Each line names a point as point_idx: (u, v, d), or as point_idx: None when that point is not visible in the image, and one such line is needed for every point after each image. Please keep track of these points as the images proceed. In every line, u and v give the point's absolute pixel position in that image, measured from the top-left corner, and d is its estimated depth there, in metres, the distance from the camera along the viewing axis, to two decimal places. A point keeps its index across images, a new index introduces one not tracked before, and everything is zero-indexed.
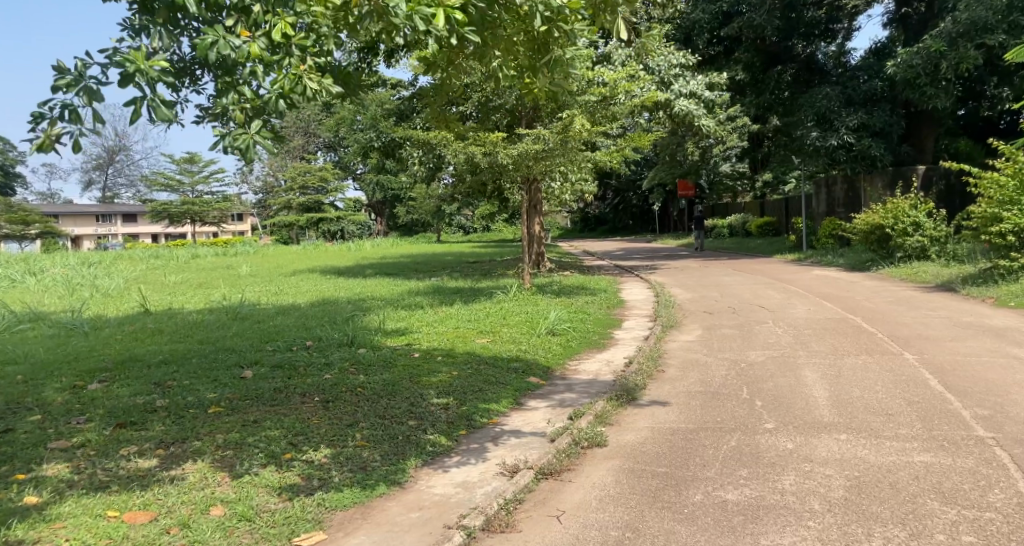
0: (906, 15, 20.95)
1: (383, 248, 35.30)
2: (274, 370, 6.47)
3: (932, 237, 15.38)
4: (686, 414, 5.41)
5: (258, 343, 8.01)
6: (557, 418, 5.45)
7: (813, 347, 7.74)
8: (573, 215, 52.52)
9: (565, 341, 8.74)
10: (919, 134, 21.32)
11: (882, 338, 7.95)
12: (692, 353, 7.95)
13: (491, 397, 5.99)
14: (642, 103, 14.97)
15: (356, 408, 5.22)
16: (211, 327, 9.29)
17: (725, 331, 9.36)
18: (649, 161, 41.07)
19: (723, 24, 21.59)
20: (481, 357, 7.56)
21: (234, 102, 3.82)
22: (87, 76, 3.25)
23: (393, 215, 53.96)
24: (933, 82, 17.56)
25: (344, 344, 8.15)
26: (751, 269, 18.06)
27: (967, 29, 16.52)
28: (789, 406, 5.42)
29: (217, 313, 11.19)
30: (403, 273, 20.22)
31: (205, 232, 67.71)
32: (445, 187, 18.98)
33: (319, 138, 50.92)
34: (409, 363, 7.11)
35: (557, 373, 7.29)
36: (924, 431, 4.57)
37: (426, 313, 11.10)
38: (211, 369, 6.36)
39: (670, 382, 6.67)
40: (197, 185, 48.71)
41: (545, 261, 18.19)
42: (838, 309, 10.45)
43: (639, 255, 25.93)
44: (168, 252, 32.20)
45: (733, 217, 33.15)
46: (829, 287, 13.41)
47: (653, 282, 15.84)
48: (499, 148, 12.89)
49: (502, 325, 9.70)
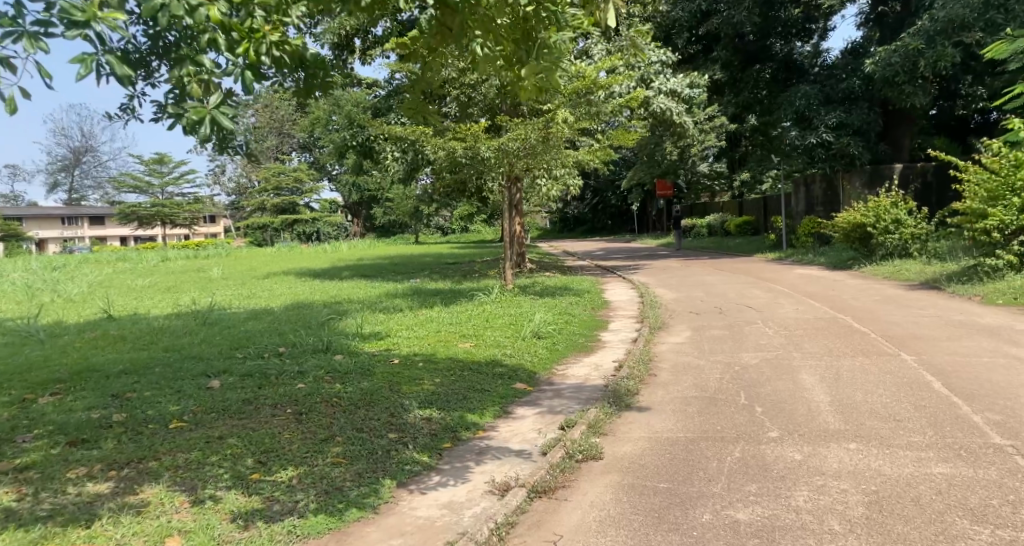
0: (882, 14, 20.99)
1: (359, 249, 34.78)
2: (244, 379, 6.09)
3: (913, 235, 15.29)
4: (684, 423, 5.14)
5: (227, 351, 7.61)
6: (546, 429, 5.15)
7: (807, 348, 7.50)
8: (552, 216, 52.30)
9: (551, 344, 8.42)
10: (896, 133, 21.33)
11: (876, 338, 7.73)
12: (683, 356, 7.69)
13: (476, 408, 5.66)
14: (622, 97, 14.69)
15: (332, 421, 4.87)
16: (177, 334, 8.85)
17: (714, 332, 9.11)
18: (627, 161, 40.98)
19: (702, 23, 21.40)
20: (465, 362, 7.23)
21: (189, 73, 3.35)
22: (20, 23, 2.84)
23: (370, 216, 53.42)
24: (911, 80, 17.51)
25: (318, 351, 7.79)
26: (733, 268, 17.90)
27: (945, 27, 16.47)
28: (791, 412, 5.15)
29: (183, 318, 10.75)
30: (380, 274, 19.80)
31: (175, 234, 66.48)
32: (424, 187, 18.62)
33: (293, 138, 50.23)
34: (389, 370, 6.77)
35: (544, 378, 6.98)
36: (937, 439, 4.32)
37: (404, 316, 10.73)
38: (175, 379, 5.97)
39: (663, 386, 6.40)
40: (167, 186, 47.80)
41: (526, 261, 17.91)
42: (826, 308, 10.24)
43: (620, 254, 25.72)
44: (138, 255, 31.46)
45: (712, 216, 33.14)
46: (814, 286, 13.22)
47: (636, 281, 15.58)
48: (481, 143, 12.59)
49: (484, 328, 9.36)
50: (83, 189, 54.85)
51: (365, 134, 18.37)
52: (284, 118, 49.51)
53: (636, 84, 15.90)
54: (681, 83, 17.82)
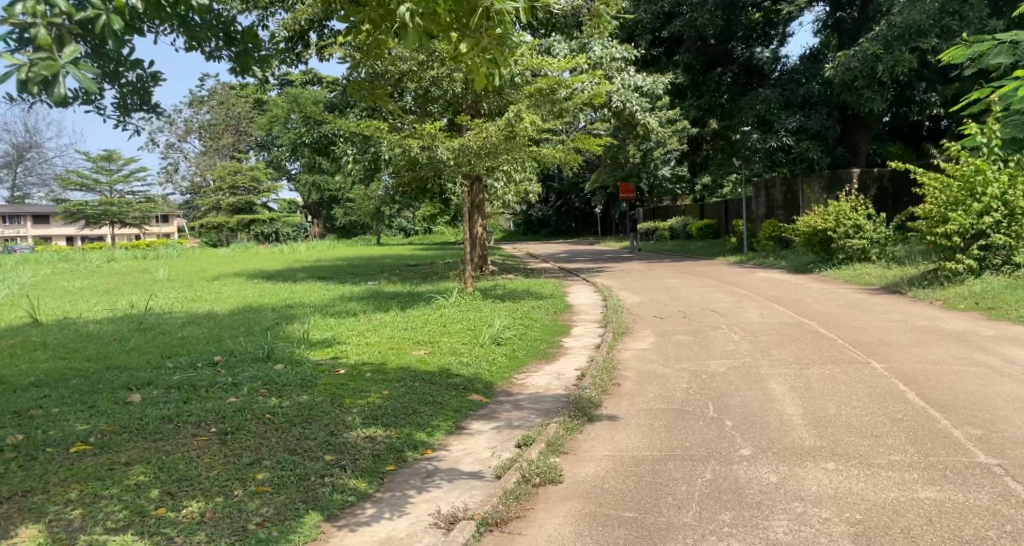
0: (840, 20, 20.99)
1: (317, 250, 34.06)
2: (167, 393, 6.10)
3: (873, 239, 15.17)
4: (649, 439, 4.80)
5: (156, 360, 7.61)
6: (501, 448, 4.84)
7: (775, 355, 7.23)
8: (515, 218, 51.98)
9: (511, 351, 8.02)
10: (852, 138, 21.39)
11: (844, 344, 7.47)
12: (647, 364, 7.37)
13: (423, 425, 5.28)
14: (585, 95, 14.30)
15: (259, 443, 4.67)
16: (109, 346, 8.35)
17: (678, 338, 8.80)
18: (591, 164, 40.93)
19: (665, 25, 21.29)
20: (417, 372, 6.80)
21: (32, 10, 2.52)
22: None
23: (329, 217, 52.53)
24: (869, 85, 17.48)
25: (260, 361, 7.36)
26: (696, 271, 17.74)
27: (902, 33, 16.38)
28: (763, 426, 4.84)
29: (119, 326, 10.18)
30: (336, 276, 19.23)
31: (125, 234, 64.54)
32: (385, 188, 18.11)
33: (251, 137, 49.05)
34: (334, 382, 6.36)
35: (500, 389, 6.55)
36: (920, 458, 4.00)
37: (358, 321, 10.24)
38: (86, 395, 5.97)
39: (627, 397, 6.06)
40: (116, 185, 46.30)
41: (487, 263, 17.49)
42: (790, 313, 10.00)
43: (583, 257, 25.47)
44: (83, 255, 30.22)
45: (674, 220, 33.17)
46: (777, 290, 12.99)
47: (599, 285, 15.23)
48: (439, 141, 12.12)
49: (441, 334, 8.92)
50: (28, 188, 52.86)
51: (320, 132, 17.81)
52: (240, 116, 48.33)
53: (599, 82, 15.56)
54: (645, 81, 17.63)
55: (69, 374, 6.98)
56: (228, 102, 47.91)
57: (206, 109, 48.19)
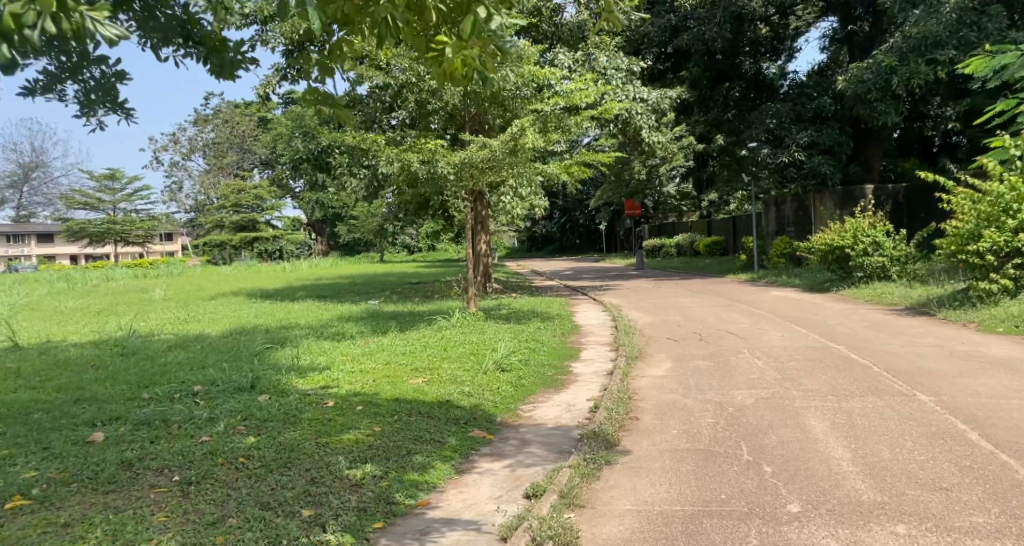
0: (851, 33, 20.28)
1: (320, 268, 33.56)
2: (133, 430, 5.57)
3: (892, 257, 14.40)
4: (678, 489, 4.18)
5: (132, 391, 7.08)
6: (507, 499, 4.19)
7: (806, 385, 6.55)
8: (520, 235, 51.53)
9: (515, 379, 7.36)
10: (865, 154, 20.64)
11: (880, 373, 6.77)
12: (667, 394, 6.70)
13: (418, 469, 4.63)
14: (591, 108, 13.75)
15: (228, 495, 4.08)
16: (83, 379, 7.79)
17: (697, 363, 8.14)
18: (596, 180, 40.60)
19: (671, 39, 20.68)
20: (411, 404, 6.13)
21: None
22: None
23: (333, 234, 52.21)
24: (883, 97, 16.86)
25: (242, 393, 6.74)
26: (708, 290, 17.11)
27: (918, 44, 15.65)
28: (810, 474, 4.20)
29: (103, 354, 9.63)
30: (335, 295, 18.69)
31: (130, 253, 64.57)
32: (387, 204, 17.61)
33: (254, 154, 48.82)
34: (320, 416, 5.73)
35: (505, 424, 5.88)
36: (1009, 520, 3.36)
37: (352, 345, 9.59)
38: (39, 435, 5.47)
39: (647, 435, 5.40)
40: (119, 204, 45.99)
41: (491, 281, 16.91)
42: (814, 336, 9.32)
43: (589, 274, 24.93)
44: (81, 274, 29.76)
45: (681, 236, 32.63)
46: (794, 311, 12.31)
47: (607, 304, 14.59)
48: (440, 156, 11.56)
49: (440, 358, 8.31)
50: (33, 206, 52.52)
51: (320, 149, 17.40)
52: (244, 135, 48.16)
53: (608, 91, 15.04)
54: (651, 93, 17.13)
55: (32, 411, 6.38)
56: (231, 121, 47.75)
57: (210, 127, 48.15)
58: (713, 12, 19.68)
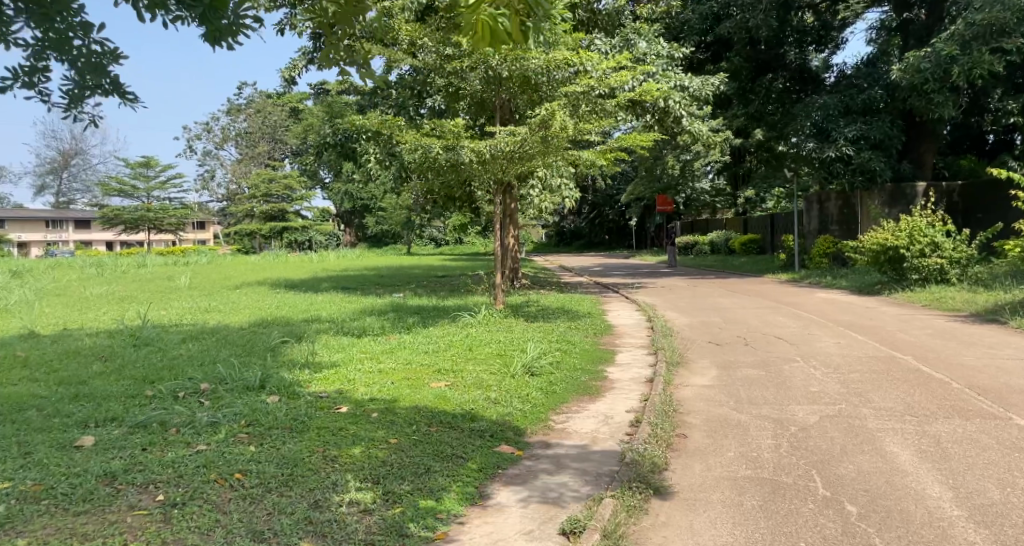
0: (906, 22, 19.14)
1: (347, 259, 33.12)
2: (126, 434, 4.97)
3: (951, 258, 13.47)
4: (745, 533, 3.53)
5: (135, 388, 6.52)
6: (540, 536, 3.56)
7: (877, 402, 5.80)
8: (548, 229, 50.85)
9: (547, 385, 6.71)
10: (917, 150, 19.51)
11: (961, 391, 5.99)
12: (716, 407, 5.98)
13: (437, 492, 4.00)
14: (628, 93, 13.00)
15: (215, 522, 3.47)
16: (86, 373, 7.25)
17: (746, 372, 7.41)
18: (627, 174, 40.06)
19: (712, 28, 19.84)
20: (430, 413, 5.49)
21: None
22: None
23: (361, 225, 52.02)
24: (941, 88, 15.89)
25: (248, 394, 6.15)
26: (747, 289, 16.27)
27: (982, 32, 14.72)
28: (906, 521, 3.55)
29: (114, 345, 9.13)
30: (360, 287, 18.18)
31: (162, 239, 65.21)
32: (415, 195, 17.05)
33: (286, 144, 48.80)
34: (329, 424, 5.12)
35: (534, 438, 5.20)
36: None
37: (373, 340, 9.02)
38: (23, 437, 4.89)
39: (699, 458, 4.72)
40: (153, 191, 46.17)
41: (519, 275, 16.26)
42: (874, 343, 8.53)
43: (620, 271, 24.15)
44: (110, 260, 29.56)
45: (715, 234, 31.75)
46: (846, 315, 11.47)
47: (641, 303, 13.86)
48: (464, 143, 10.90)
49: (463, 359, 7.68)
50: (72, 193, 53.22)
51: (346, 135, 16.94)
52: (276, 124, 48.15)
53: (646, 75, 14.29)
54: (692, 81, 16.31)
55: (24, 407, 5.84)
56: (264, 111, 47.73)
57: (243, 117, 48.36)
58: None
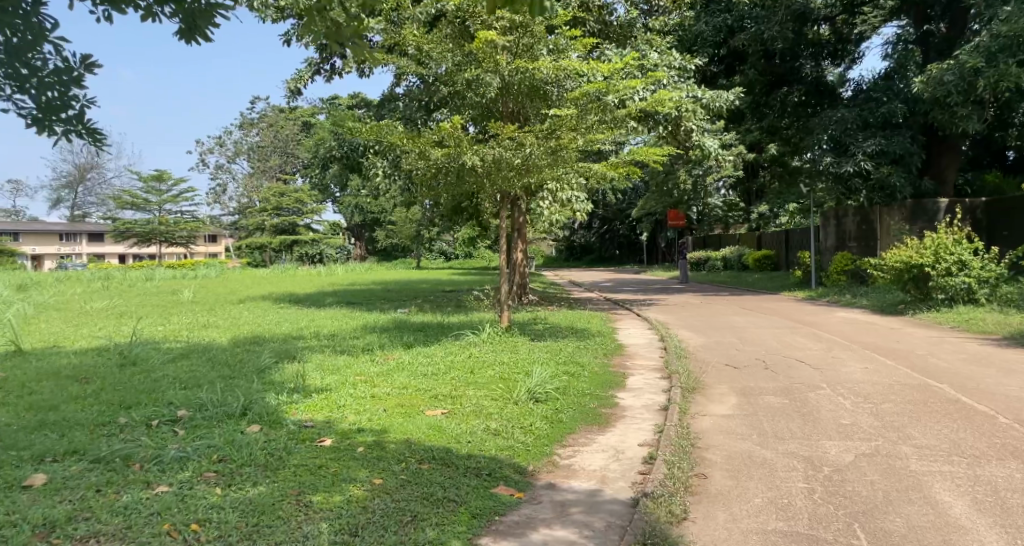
0: (926, 34, 18.53)
1: (356, 274, 32.68)
2: (82, 472, 4.48)
3: (978, 277, 12.86)
4: None
5: (107, 414, 6.05)
6: None
7: (917, 438, 5.23)
8: (559, 244, 50.44)
9: (552, 413, 6.19)
10: (939, 164, 18.90)
11: (1011, 426, 5.41)
12: (737, 442, 5.43)
13: None
14: (639, 103, 12.54)
15: None
16: (60, 397, 6.78)
17: (769, 400, 6.85)
18: (639, 188, 39.57)
19: (726, 41, 19.21)
20: (422, 447, 4.98)
21: None
22: None
23: (372, 239, 51.83)
24: (965, 102, 15.25)
25: (227, 422, 5.66)
26: (763, 307, 15.70)
27: (1008, 43, 14.10)
28: None
29: (100, 364, 8.67)
30: (366, 302, 17.72)
31: (174, 252, 65.24)
32: (422, 209, 16.61)
33: (297, 158, 48.66)
34: (307, 461, 4.59)
35: (535, 477, 4.68)
36: None
37: (369, 360, 8.53)
38: None
39: (723, 505, 4.16)
40: (165, 204, 46.00)
41: (527, 291, 15.78)
42: (905, 370, 7.95)
43: (632, 287, 23.59)
44: (121, 274, 29.21)
45: (728, 249, 31.18)
46: (870, 336, 10.88)
47: (653, 321, 13.31)
48: (466, 155, 10.35)
49: (463, 383, 7.17)
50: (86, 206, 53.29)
51: (352, 146, 16.58)
52: (288, 139, 48.09)
53: (659, 86, 13.85)
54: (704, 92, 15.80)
55: None
56: (276, 125, 47.73)
57: (255, 131, 48.37)
58: (773, 10, 18.23)
